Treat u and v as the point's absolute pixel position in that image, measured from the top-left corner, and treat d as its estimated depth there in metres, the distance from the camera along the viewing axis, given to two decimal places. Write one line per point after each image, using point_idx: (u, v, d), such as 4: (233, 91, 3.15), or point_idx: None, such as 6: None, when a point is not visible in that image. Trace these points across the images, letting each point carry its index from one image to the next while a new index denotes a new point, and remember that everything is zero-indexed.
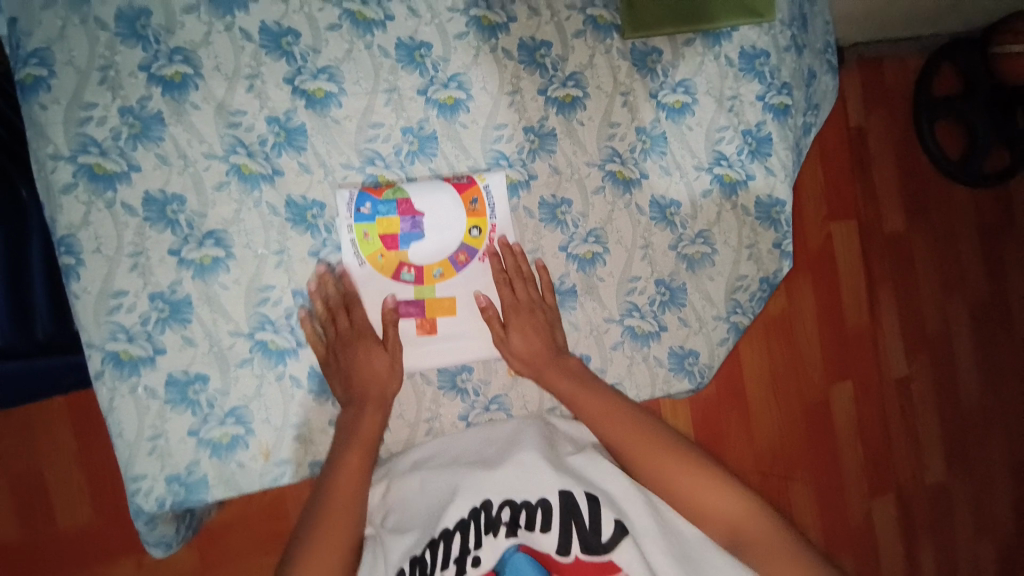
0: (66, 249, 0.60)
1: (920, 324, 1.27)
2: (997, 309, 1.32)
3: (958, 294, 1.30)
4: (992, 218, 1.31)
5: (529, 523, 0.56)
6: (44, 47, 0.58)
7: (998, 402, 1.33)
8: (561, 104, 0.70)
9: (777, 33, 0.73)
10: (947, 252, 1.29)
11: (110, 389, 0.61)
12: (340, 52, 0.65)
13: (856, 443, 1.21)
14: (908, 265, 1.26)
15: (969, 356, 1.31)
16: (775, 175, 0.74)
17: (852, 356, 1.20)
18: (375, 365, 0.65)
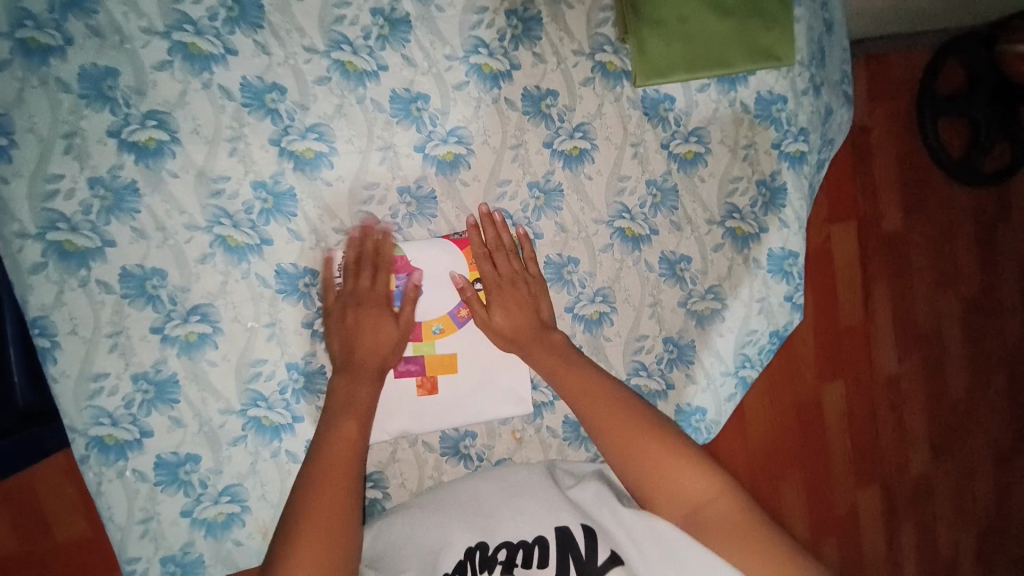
0: (40, 331, 0.55)
1: (910, 316, 1.21)
2: (989, 301, 1.26)
3: (951, 289, 1.24)
4: (988, 208, 1.25)
5: (527, 561, 0.50)
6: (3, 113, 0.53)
7: (986, 397, 1.27)
8: (568, 157, 0.65)
9: (796, 76, 0.69)
10: (942, 242, 1.22)
11: (96, 474, 0.58)
12: (329, 108, 0.60)
13: (846, 437, 1.13)
14: (903, 256, 1.20)
15: (959, 349, 1.25)
16: (789, 227, 0.70)
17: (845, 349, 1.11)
18: (383, 332, 0.58)
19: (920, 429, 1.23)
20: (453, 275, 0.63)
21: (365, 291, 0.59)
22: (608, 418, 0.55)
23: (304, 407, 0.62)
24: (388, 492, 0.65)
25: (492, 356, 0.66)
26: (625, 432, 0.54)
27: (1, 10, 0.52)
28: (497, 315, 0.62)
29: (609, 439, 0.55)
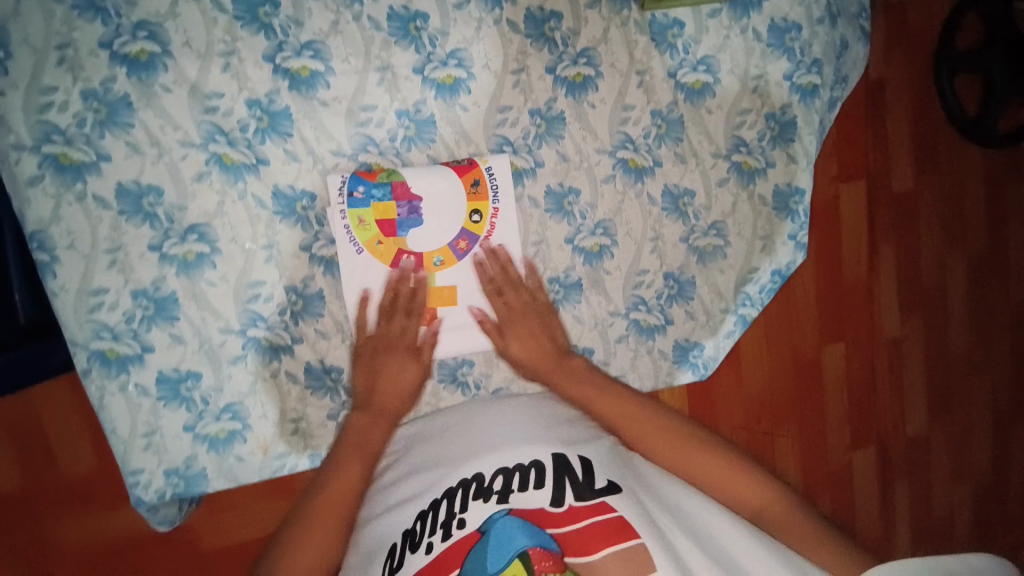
0: (38, 245, 0.56)
1: (916, 276, 1.15)
2: (995, 259, 1.20)
3: (960, 252, 1.18)
4: (996, 163, 1.19)
5: (523, 483, 0.50)
6: None
7: (987, 359, 1.22)
8: (571, 85, 0.63)
9: (812, 3, 0.66)
10: (951, 197, 1.15)
11: (99, 387, 0.59)
12: (325, 24, 0.58)
13: (844, 396, 1.13)
14: (911, 212, 1.14)
15: (962, 311, 1.20)
16: (797, 162, 0.69)
17: (845, 311, 1.11)
18: (403, 379, 0.62)
19: (919, 389, 1.19)
20: (471, 311, 0.65)
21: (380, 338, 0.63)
22: (614, 398, 0.62)
23: (303, 329, 0.63)
24: None
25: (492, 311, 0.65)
26: (632, 411, 0.61)
27: None
28: (515, 345, 0.64)
29: (617, 418, 0.61)
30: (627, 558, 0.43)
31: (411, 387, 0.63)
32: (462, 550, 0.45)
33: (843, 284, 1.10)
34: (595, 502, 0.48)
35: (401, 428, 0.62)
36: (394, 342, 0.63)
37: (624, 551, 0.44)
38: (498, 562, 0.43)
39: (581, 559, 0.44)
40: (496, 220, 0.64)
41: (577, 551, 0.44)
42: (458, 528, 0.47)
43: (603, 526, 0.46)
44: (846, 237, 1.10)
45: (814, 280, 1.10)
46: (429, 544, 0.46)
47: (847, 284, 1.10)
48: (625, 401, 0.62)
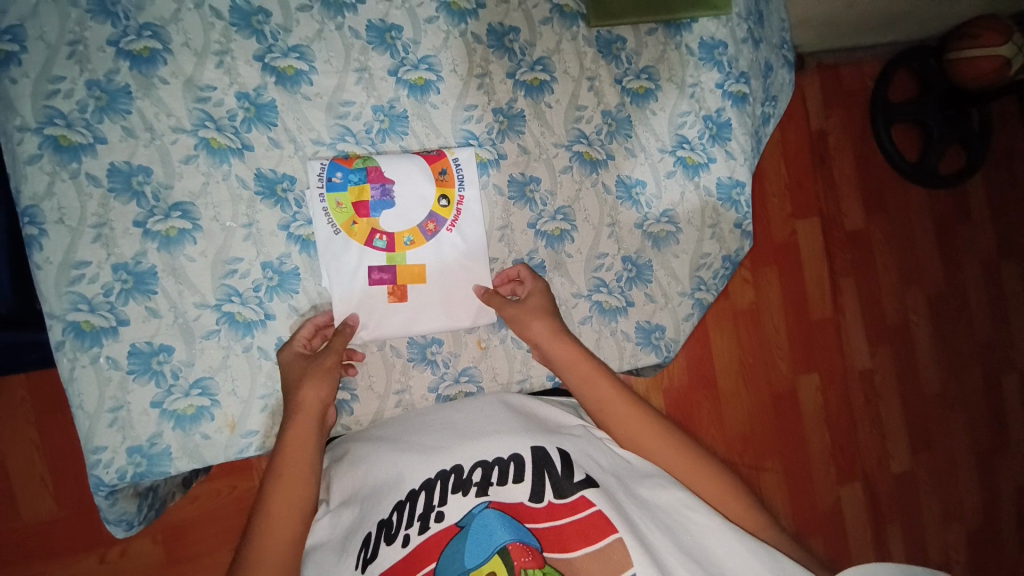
0: (29, 219, 0.58)
1: (880, 315, 1.36)
2: (953, 299, 1.40)
3: (917, 285, 1.38)
4: (947, 212, 1.40)
5: (502, 477, 0.52)
6: (18, 24, 0.58)
7: (957, 390, 1.41)
8: (529, 88, 0.72)
9: (735, 26, 0.76)
10: (904, 247, 1.37)
11: (70, 359, 0.60)
12: (310, 32, 0.65)
13: (823, 429, 1.30)
14: (869, 258, 1.35)
15: (928, 344, 1.39)
16: (735, 159, 0.77)
17: (816, 348, 1.30)
18: (307, 397, 0.61)
19: (895, 420, 1.37)
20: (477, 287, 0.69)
21: (296, 363, 0.63)
22: (612, 390, 0.64)
23: (276, 305, 0.66)
24: (357, 394, 0.69)
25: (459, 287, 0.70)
26: (628, 413, 0.63)
27: None
28: (533, 298, 0.68)
29: (612, 412, 0.63)
30: (601, 556, 0.46)
31: (318, 410, 0.61)
32: (441, 542, 0.47)
33: (812, 324, 1.30)
34: (573, 498, 0.50)
35: (382, 427, 0.64)
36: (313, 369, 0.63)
37: (597, 546, 0.47)
38: (477, 554, 0.45)
39: (559, 553, 0.46)
40: (463, 205, 0.70)
41: (554, 546, 0.47)
42: (435, 520, 0.49)
43: (579, 523, 0.48)
44: (808, 280, 1.29)
45: (784, 316, 1.28)
46: (406, 536, 0.48)
47: (815, 324, 1.30)
48: (617, 403, 0.63)
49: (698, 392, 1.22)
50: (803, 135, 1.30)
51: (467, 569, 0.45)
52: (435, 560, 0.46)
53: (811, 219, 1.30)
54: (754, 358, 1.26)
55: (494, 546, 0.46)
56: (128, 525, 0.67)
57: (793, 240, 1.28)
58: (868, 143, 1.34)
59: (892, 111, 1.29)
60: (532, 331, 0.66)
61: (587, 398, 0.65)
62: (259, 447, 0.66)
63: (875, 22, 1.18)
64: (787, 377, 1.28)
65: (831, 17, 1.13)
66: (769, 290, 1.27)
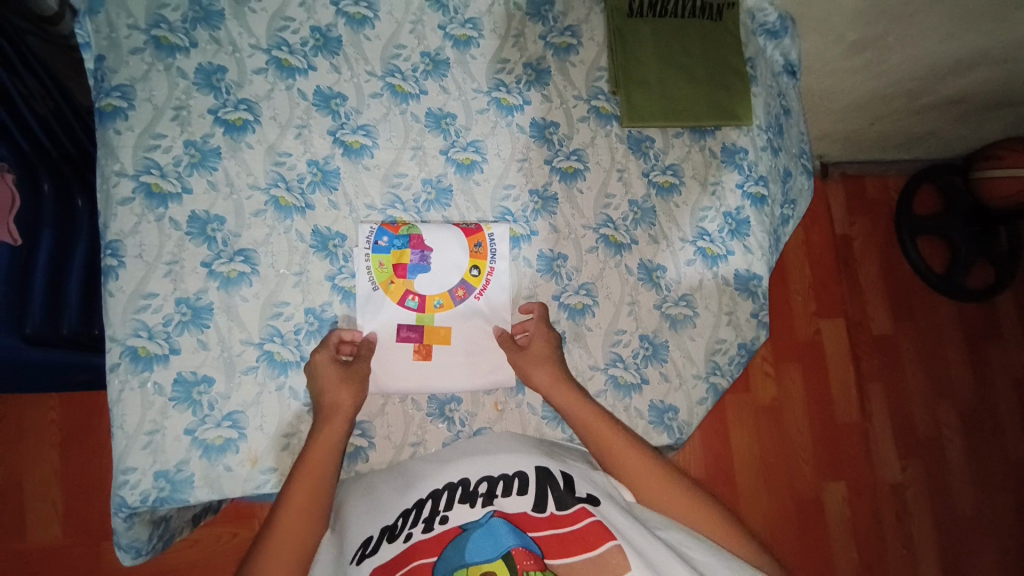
0: (111, 252, 0.66)
1: (910, 428, 1.32)
2: (987, 419, 1.36)
3: (947, 399, 1.35)
4: (979, 328, 1.39)
5: (506, 490, 0.54)
6: (128, 84, 0.69)
7: (997, 518, 1.33)
8: (564, 174, 0.79)
9: (755, 135, 0.84)
10: (934, 359, 1.36)
11: (121, 381, 0.65)
12: (378, 114, 0.75)
13: (849, 543, 1.24)
14: (897, 366, 1.34)
15: (962, 463, 1.34)
16: (752, 253, 0.82)
17: (843, 454, 1.27)
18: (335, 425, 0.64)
19: (928, 542, 1.29)
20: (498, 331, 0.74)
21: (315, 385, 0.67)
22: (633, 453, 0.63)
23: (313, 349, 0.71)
24: (375, 443, 0.72)
25: (481, 353, 0.74)
26: (641, 466, 0.62)
27: (147, 15, 0.70)
28: (535, 346, 0.71)
29: (632, 472, 0.62)
30: (601, 561, 0.46)
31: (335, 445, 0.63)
32: (443, 540, 0.49)
33: (837, 428, 1.27)
34: (572, 509, 0.51)
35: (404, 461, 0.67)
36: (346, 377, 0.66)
37: (598, 552, 0.47)
38: (480, 552, 0.46)
39: (560, 559, 0.47)
40: (493, 276, 0.75)
41: (556, 552, 0.48)
42: (440, 523, 0.51)
43: (578, 531, 0.49)
44: (833, 381, 1.29)
45: (809, 417, 1.26)
46: (408, 534, 0.51)
47: (840, 429, 1.27)
48: (632, 460, 0.63)
49: (715, 487, 1.19)
50: (826, 239, 1.35)
51: (467, 563, 0.46)
52: (436, 555, 0.48)
53: (835, 320, 1.31)
54: (775, 458, 1.23)
55: (499, 550, 0.46)
56: (136, 553, 0.69)
57: (817, 338, 1.29)
58: (894, 252, 1.37)
59: (917, 224, 1.34)
60: (536, 379, 0.69)
61: (600, 452, 0.65)
62: (275, 484, 0.68)
63: (898, 140, 1.26)
64: (811, 483, 1.24)
65: (852, 133, 1.21)
66: (792, 388, 1.26)
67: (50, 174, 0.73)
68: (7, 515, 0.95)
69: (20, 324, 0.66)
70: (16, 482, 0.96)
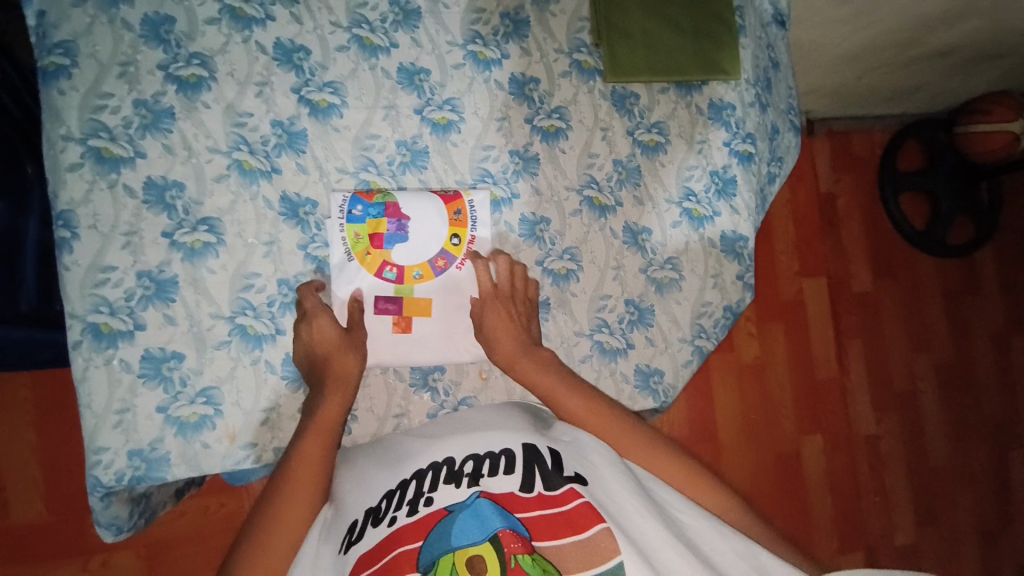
0: (64, 223, 0.62)
1: (887, 382, 1.35)
2: (961, 371, 1.40)
3: (925, 354, 1.38)
4: (957, 283, 1.41)
5: (493, 469, 0.53)
6: (70, 39, 0.63)
7: (965, 464, 1.38)
8: (545, 134, 0.76)
9: (743, 90, 0.81)
10: (913, 314, 1.38)
11: (85, 359, 0.62)
12: (345, 70, 0.70)
13: (826, 493, 1.28)
14: (876, 322, 1.36)
15: (935, 414, 1.38)
16: (739, 214, 0.80)
17: (822, 409, 1.29)
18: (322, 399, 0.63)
19: (900, 490, 1.34)
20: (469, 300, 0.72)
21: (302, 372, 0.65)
22: (621, 427, 0.63)
23: (287, 321, 0.68)
24: (357, 415, 0.70)
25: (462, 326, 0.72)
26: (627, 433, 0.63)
27: None
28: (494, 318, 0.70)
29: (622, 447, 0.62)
30: (588, 544, 0.47)
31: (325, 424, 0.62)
32: (429, 523, 0.48)
33: (818, 383, 1.30)
34: (560, 490, 0.51)
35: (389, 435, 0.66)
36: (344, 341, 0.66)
37: (585, 535, 0.47)
38: (466, 535, 0.46)
39: (548, 541, 0.47)
40: (473, 245, 0.73)
41: (543, 534, 0.48)
42: (424, 504, 0.50)
43: (566, 513, 0.49)
44: (814, 337, 1.30)
45: (790, 373, 1.28)
46: (393, 518, 0.50)
47: (821, 383, 1.30)
48: (619, 434, 0.63)
49: (699, 444, 1.21)
50: (811, 196, 1.34)
51: (452, 547, 0.46)
52: (422, 539, 0.47)
53: (818, 278, 1.32)
54: (757, 415, 1.25)
55: (487, 533, 0.46)
56: (117, 530, 0.67)
57: (799, 297, 1.30)
58: (877, 209, 1.37)
59: (900, 179, 1.33)
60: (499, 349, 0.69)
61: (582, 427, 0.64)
62: (255, 460, 0.67)
63: (887, 93, 1.23)
64: (791, 437, 1.27)
65: (840, 86, 1.17)
66: (775, 346, 1.27)
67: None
68: None
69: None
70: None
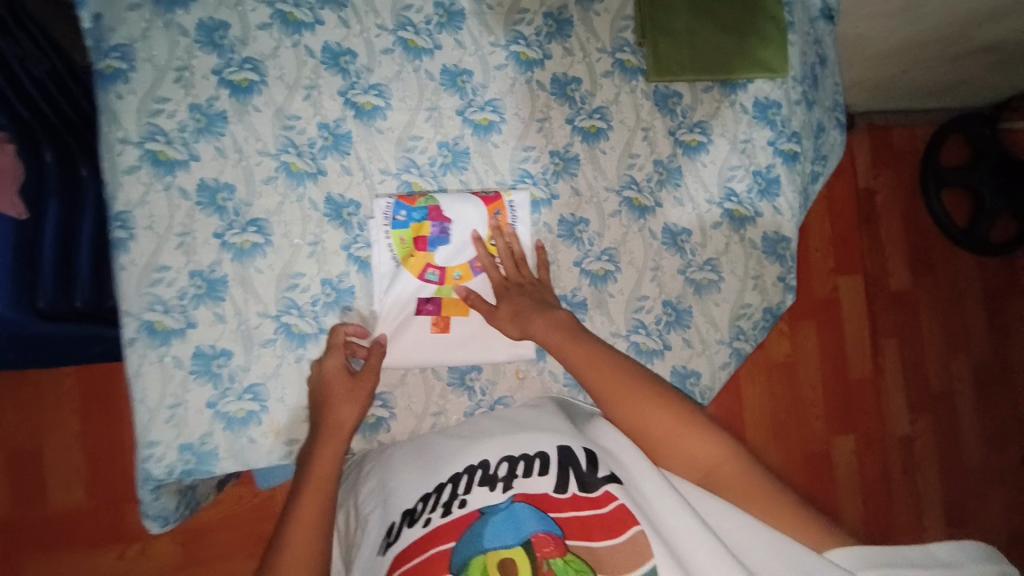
0: (121, 224, 0.64)
1: (923, 383, 1.32)
2: (1000, 371, 1.36)
3: (963, 353, 1.34)
4: (998, 282, 1.36)
5: (527, 470, 0.53)
6: (127, 44, 0.64)
7: (1003, 466, 1.34)
8: (586, 134, 0.75)
9: (789, 88, 0.79)
10: (951, 313, 1.34)
11: (140, 355, 0.64)
12: (391, 72, 0.70)
13: (856, 495, 1.26)
14: (913, 322, 1.32)
15: (972, 417, 1.34)
16: (782, 214, 0.79)
17: (855, 410, 1.27)
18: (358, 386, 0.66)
19: (934, 495, 1.31)
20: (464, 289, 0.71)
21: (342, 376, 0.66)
22: (644, 402, 0.60)
23: (329, 320, 0.70)
24: (397, 413, 0.72)
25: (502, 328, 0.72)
26: (643, 402, 0.60)
27: None
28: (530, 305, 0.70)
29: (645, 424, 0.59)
30: (625, 548, 0.47)
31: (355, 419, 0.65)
32: (462, 525, 0.49)
33: (851, 384, 1.27)
34: (597, 492, 0.50)
35: (424, 435, 0.66)
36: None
37: (620, 539, 0.47)
38: (499, 538, 0.47)
39: (581, 542, 0.48)
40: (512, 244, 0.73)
41: (577, 534, 0.48)
42: (458, 507, 0.50)
43: (601, 516, 0.49)
44: (848, 338, 1.27)
45: (822, 373, 1.26)
46: (428, 519, 0.51)
47: (853, 384, 1.27)
48: (638, 410, 0.60)
49: None
50: (849, 193, 1.30)
51: (484, 549, 0.46)
52: (454, 541, 0.48)
53: (854, 277, 1.29)
54: (787, 415, 1.23)
55: (519, 537, 0.47)
56: (164, 522, 0.69)
57: (834, 296, 1.27)
58: (916, 207, 1.33)
59: (944, 173, 1.28)
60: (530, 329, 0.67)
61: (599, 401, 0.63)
62: (300, 455, 0.69)
63: (932, 88, 1.19)
64: (822, 437, 1.25)
65: (884, 81, 1.14)
66: (806, 346, 1.25)
67: (53, 144, 0.70)
68: (30, 477, 0.97)
69: (33, 299, 0.65)
70: (37, 445, 0.97)
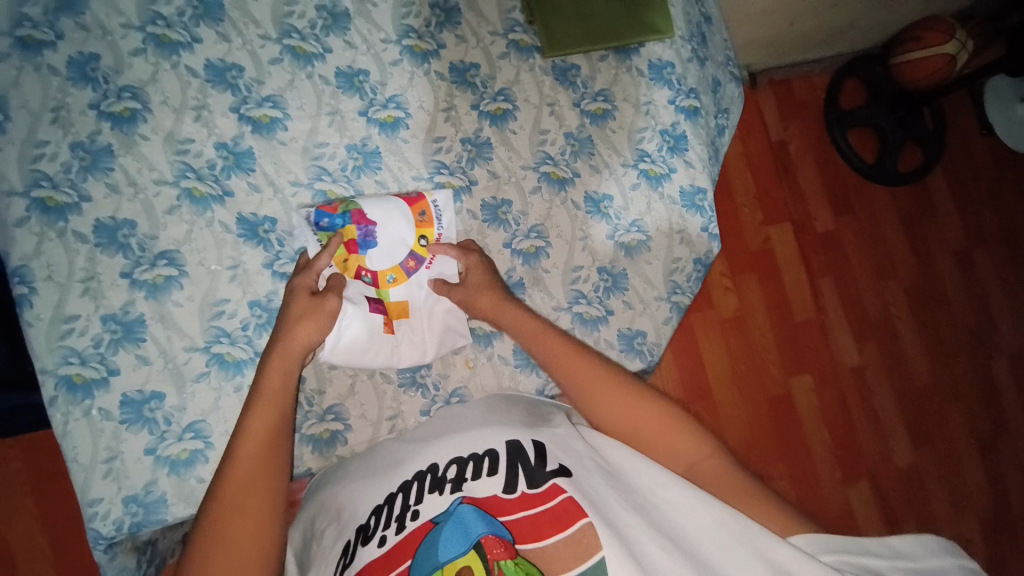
0: (19, 279, 0.61)
1: (863, 313, 1.39)
2: (931, 293, 1.45)
3: (894, 280, 1.43)
4: (914, 210, 1.45)
5: (476, 472, 0.52)
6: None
7: (950, 381, 1.44)
8: (493, 117, 0.76)
9: (680, 47, 0.82)
10: (877, 244, 1.42)
11: (64, 413, 0.61)
12: (283, 82, 0.69)
13: (823, 431, 1.32)
14: (844, 259, 1.39)
15: (914, 338, 1.42)
16: (694, 167, 0.82)
17: (805, 352, 1.32)
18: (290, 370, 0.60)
19: (893, 418, 1.38)
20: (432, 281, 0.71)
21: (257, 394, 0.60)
22: (608, 376, 0.62)
23: (263, 341, 0.67)
24: (350, 425, 0.70)
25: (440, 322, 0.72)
26: (638, 406, 0.60)
27: (6, 14, 0.62)
28: (472, 277, 0.69)
29: (605, 399, 0.61)
30: (574, 540, 0.46)
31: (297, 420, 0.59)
32: (416, 539, 0.48)
33: (797, 326, 1.33)
34: (545, 486, 0.50)
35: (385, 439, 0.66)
36: (312, 310, 0.62)
37: (571, 531, 0.46)
38: (451, 548, 0.46)
39: (531, 543, 0.47)
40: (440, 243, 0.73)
41: (527, 536, 0.47)
42: (411, 519, 0.50)
43: (551, 510, 0.48)
44: (789, 285, 1.33)
45: (769, 320, 1.31)
46: (382, 537, 0.49)
47: (800, 326, 1.33)
48: (600, 381, 0.61)
49: (694, 402, 1.23)
50: (763, 146, 1.36)
51: (440, 564, 0.45)
52: (411, 558, 0.47)
53: (783, 224, 1.35)
54: (744, 365, 1.28)
55: (470, 540, 0.46)
56: None
57: (767, 246, 1.32)
58: (828, 150, 1.40)
59: (846, 118, 1.36)
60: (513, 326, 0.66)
61: (583, 394, 0.62)
62: None
63: (818, 35, 1.26)
64: (780, 382, 1.30)
65: (773, 36, 1.21)
66: (750, 297, 1.30)
67: None
68: None
69: None
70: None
